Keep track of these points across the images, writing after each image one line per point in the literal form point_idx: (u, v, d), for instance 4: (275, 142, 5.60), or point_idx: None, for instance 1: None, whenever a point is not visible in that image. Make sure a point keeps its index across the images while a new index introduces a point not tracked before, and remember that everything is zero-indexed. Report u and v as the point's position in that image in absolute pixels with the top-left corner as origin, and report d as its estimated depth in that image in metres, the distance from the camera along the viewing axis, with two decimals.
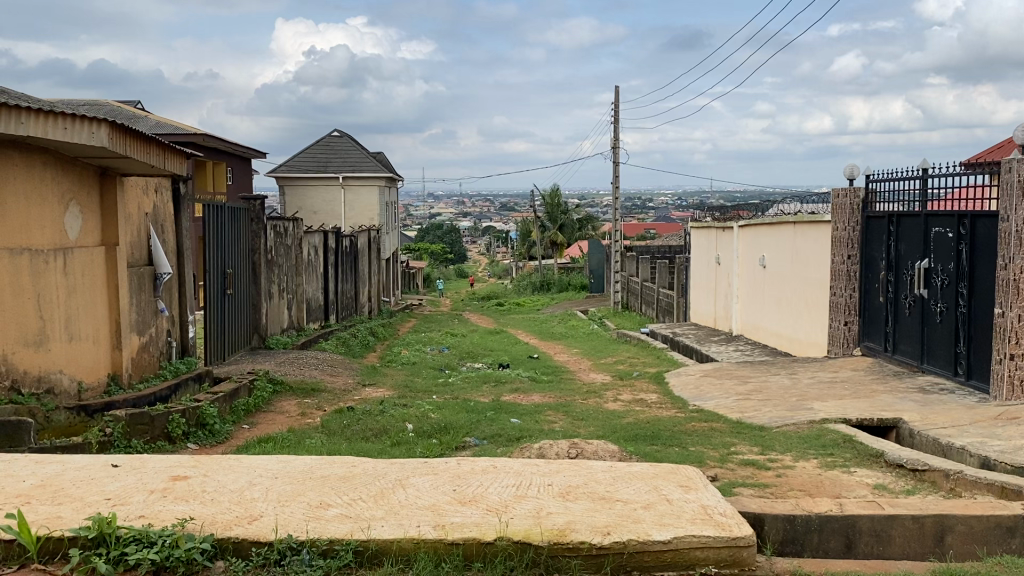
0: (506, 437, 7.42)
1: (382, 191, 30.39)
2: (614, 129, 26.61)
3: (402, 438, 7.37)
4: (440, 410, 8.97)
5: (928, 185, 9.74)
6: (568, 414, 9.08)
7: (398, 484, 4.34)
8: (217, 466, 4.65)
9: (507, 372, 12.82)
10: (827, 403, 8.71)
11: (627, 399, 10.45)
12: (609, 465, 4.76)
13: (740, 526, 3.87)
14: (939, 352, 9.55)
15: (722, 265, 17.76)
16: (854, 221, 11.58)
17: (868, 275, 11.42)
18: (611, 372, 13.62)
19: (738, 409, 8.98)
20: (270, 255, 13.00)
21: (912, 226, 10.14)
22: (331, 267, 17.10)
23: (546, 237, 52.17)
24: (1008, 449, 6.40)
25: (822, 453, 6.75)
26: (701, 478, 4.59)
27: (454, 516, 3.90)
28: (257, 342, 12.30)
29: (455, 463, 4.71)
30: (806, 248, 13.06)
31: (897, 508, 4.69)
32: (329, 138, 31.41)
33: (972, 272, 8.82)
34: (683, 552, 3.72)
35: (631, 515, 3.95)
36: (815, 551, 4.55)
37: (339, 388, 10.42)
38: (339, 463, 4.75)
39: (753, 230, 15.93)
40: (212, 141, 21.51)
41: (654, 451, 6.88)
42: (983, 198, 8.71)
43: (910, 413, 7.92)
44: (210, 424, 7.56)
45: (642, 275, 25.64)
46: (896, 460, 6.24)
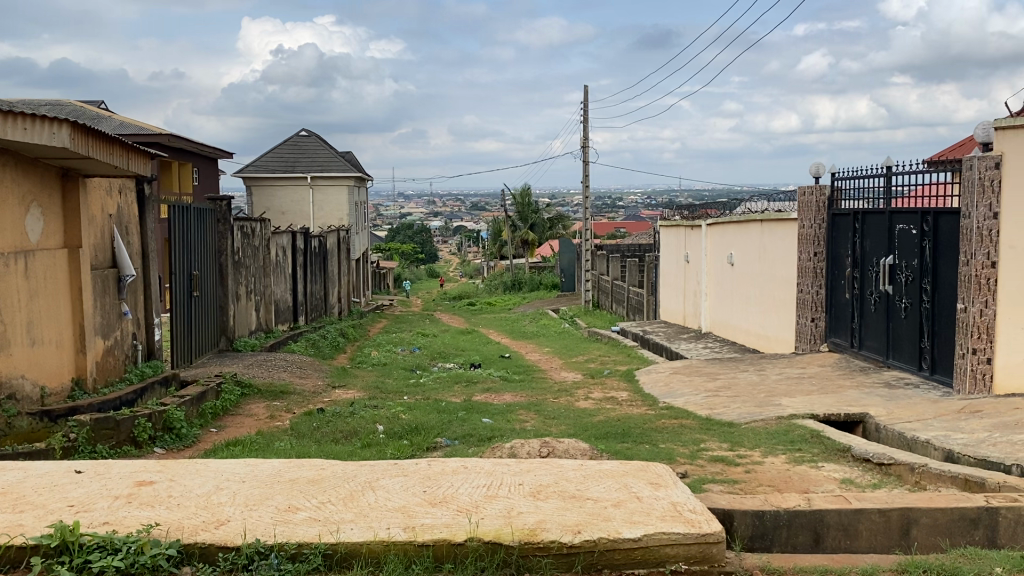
0: (477, 438, 7.39)
1: (352, 191, 30.16)
2: (584, 128, 26.57)
3: (372, 440, 7.33)
4: (411, 411, 8.90)
5: (891, 183, 9.86)
6: (539, 413, 9.07)
7: (367, 486, 4.30)
8: (184, 471, 4.59)
9: (478, 372, 12.75)
10: (795, 400, 8.78)
11: (598, 397, 10.47)
12: (580, 463, 4.77)
13: (709, 522, 3.89)
14: (904, 346, 9.69)
15: (692, 263, 17.87)
16: (820, 220, 11.67)
17: (834, 271, 11.54)
18: (582, 371, 13.67)
19: (707, 406, 9.05)
20: (238, 256, 12.86)
21: (877, 224, 10.27)
22: (300, 267, 16.94)
23: (517, 237, 52.08)
24: (972, 441, 6.51)
25: (789, 448, 6.81)
26: (671, 475, 4.60)
27: (425, 517, 3.87)
28: (225, 344, 12.18)
29: (426, 464, 4.69)
30: (773, 247, 13.17)
31: (864, 502, 4.72)
32: (297, 138, 31.12)
33: (935, 267, 8.95)
34: (653, 550, 3.73)
35: (602, 514, 3.95)
36: (783, 545, 4.59)
37: (308, 389, 10.35)
38: (307, 466, 4.71)
39: (721, 228, 16.07)
40: (178, 140, 21.20)
41: (626, 448, 6.91)
42: (945, 195, 8.83)
43: (876, 407, 8.02)
44: (178, 427, 7.46)
45: (613, 274, 25.68)
46: (862, 454, 6.33)
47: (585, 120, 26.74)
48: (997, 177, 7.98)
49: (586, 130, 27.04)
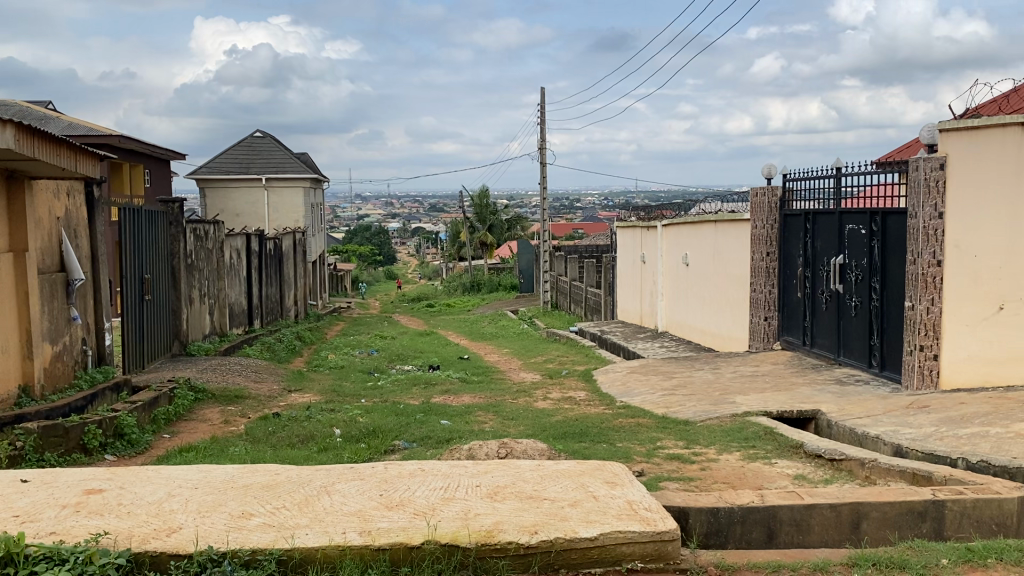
0: (436, 439, 7.37)
1: (307, 192, 29.88)
2: (541, 129, 26.66)
3: (328, 444, 7.26)
4: (369, 414, 8.84)
5: (841, 184, 10.05)
6: (498, 415, 9.06)
7: (322, 491, 4.26)
8: (134, 478, 4.51)
9: (436, 374, 12.71)
10: (749, 397, 8.89)
11: (557, 397, 10.51)
12: (537, 464, 4.78)
13: (664, 520, 3.93)
14: (855, 344, 9.88)
15: (648, 263, 18.04)
16: (772, 220, 11.85)
17: (786, 271, 11.73)
18: (541, 371, 13.71)
19: (664, 404, 9.12)
20: (191, 259, 12.66)
21: (827, 224, 10.45)
22: (255, 270, 16.73)
23: (475, 238, 52.07)
24: (920, 436, 6.66)
25: (744, 445, 6.91)
26: (627, 474, 4.64)
27: (381, 521, 3.85)
28: (178, 349, 11.98)
29: (383, 468, 4.66)
30: (728, 247, 13.33)
31: (815, 497, 4.79)
32: (251, 138, 30.75)
33: (884, 266, 9.14)
34: (609, 549, 3.76)
35: (558, 514, 3.97)
36: (738, 542, 4.64)
37: (263, 394, 10.23)
38: (261, 471, 4.65)
39: (676, 229, 16.24)
40: (128, 141, 20.79)
41: (583, 448, 6.94)
42: (892, 195, 9.02)
43: (827, 404, 8.17)
44: (129, 433, 7.32)
45: (571, 275, 25.81)
46: (814, 450, 6.45)
47: (542, 121, 26.82)
48: (942, 177, 8.17)
49: (543, 132, 27.12)
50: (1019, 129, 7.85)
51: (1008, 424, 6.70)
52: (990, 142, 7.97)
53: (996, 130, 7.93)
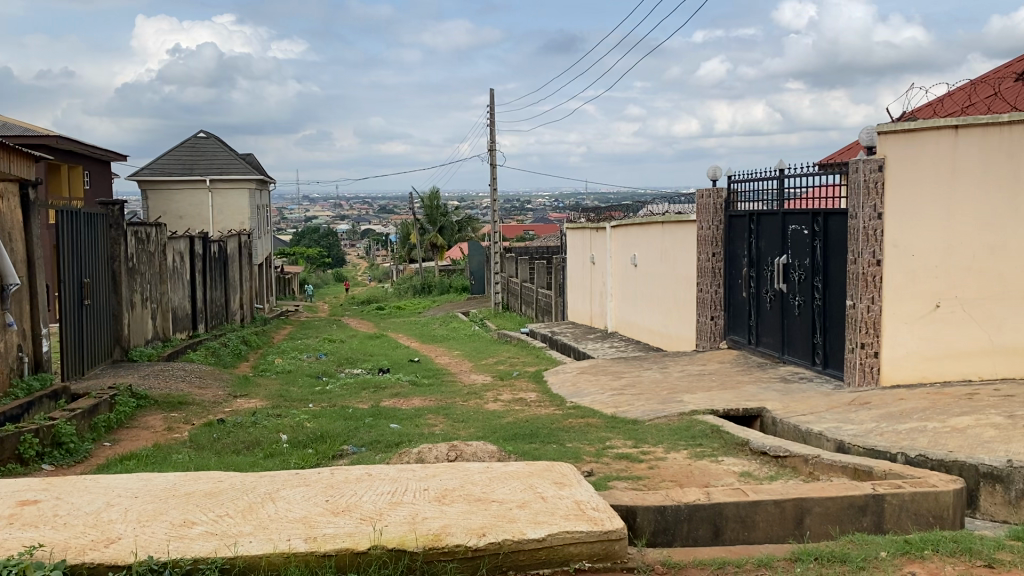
0: (385, 443, 7.32)
1: (253, 194, 29.44)
2: (491, 131, 26.66)
3: (275, 450, 7.15)
4: (316, 419, 8.72)
5: (784, 185, 10.23)
6: (448, 417, 9.03)
7: (267, 498, 4.19)
8: (70, 488, 4.38)
9: (386, 377, 12.62)
10: (696, 396, 9.00)
11: (507, 399, 10.51)
12: (485, 466, 4.78)
13: (612, 519, 3.96)
14: (798, 342, 10.07)
15: (597, 264, 18.16)
16: (717, 221, 12.01)
17: (731, 271, 11.91)
18: (491, 373, 13.70)
19: (613, 404, 9.17)
20: (132, 262, 12.37)
21: (771, 224, 10.63)
22: (199, 273, 16.41)
23: (425, 240, 51.85)
24: (861, 431, 6.82)
25: (691, 443, 6.99)
26: (575, 474, 4.65)
27: (327, 527, 3.80)
28: (119, 354, 11.70)
29: (329, 473, 4.60)
30: (675, 248, 13.49)
31: (760, 494, 4.86)
32: (195, 138, 30.18)
33: (826, 266, 9.34)
34: (557, 550, 3.77)
35: (506, 516, 3.96)
36: (685, 539, 4.69)
37: (208, 399, 10.04)
38: (204, 478, 4.56)
39: (624, 230, 16.37)
40: (66, 142, 20.24)
41: (533, 449, 6.95)
42: (834, 197, 9.21)
43: (772, 401, 8.31)
44: (68, 442, 7.12)
45: (522, 276, 25.88)
46: (759, 447, 6.56)
47: (491, 123, 26.84)
48: (880, 179, 8.34)
49: (493, 134, 27.12)
50: (952, 132, 8.11)
51: (944, 419, 6.89)
52: (925, 144, 8.20)
53: (931, 133, 8.16)
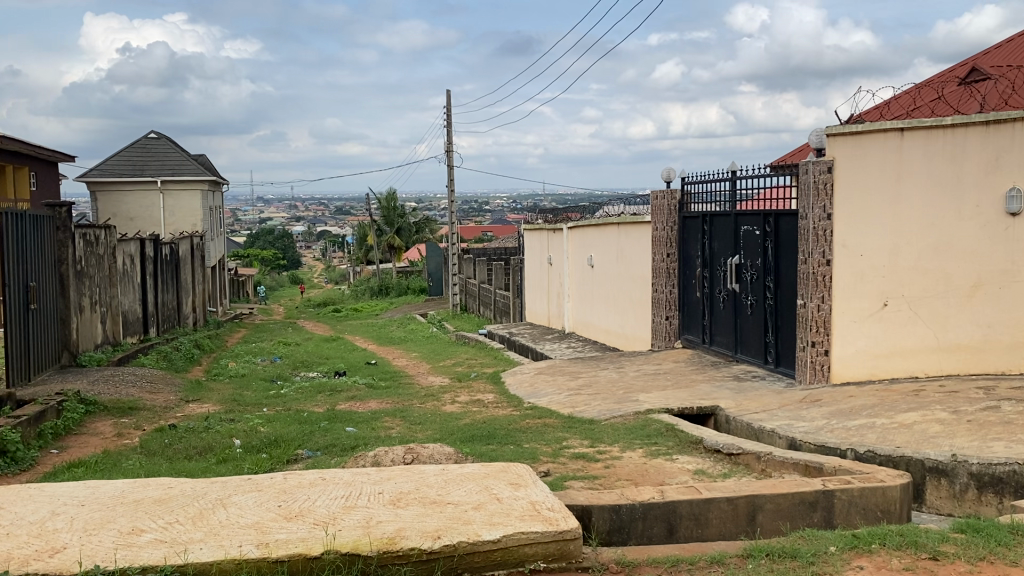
0: (340, 447, 7.26)
1: (206, 195, 29.00)
2: (448, 132, 26.62)
3: (228, 455, 7.05)
4: (270, 423, 8.62)
5: (736, 187, 10.36)
6: (404, 419, 8.99)
7: (218, 504, 4.13)
8: (14, 497, 4.27)
9: (342, 380, 12.51)
10: (652, 395, 9.08)
11: (464, 400, 10.50)
12: (441, 468, 4.76)
13: (566, 519, 3.98)
14: (751, 341, 10.22)
15: (554, 265, 18.24)
16: (672, 222, 12.12)
17: (686, 271, 12.03)
18: (448, 375, 13.66)
19: (570, 405, 9.21)
20: (80, 266, 12.10)
21: (723, 226, 10.77)
22: (150, 276, 16.11)
23: (383, 241, 51.54)
24: (812, 428, 6.94)
25: (646, 442, 7.05)
26: (530, 475, 4.66)
27: (279, 532, 3.76)
28: (68, 360, 11.44)
29: (282, 478, 4.55)
30: (630, 248, 13.59)
31: (713, 491, 4.91)
32: (145, 139, 29.64)
33: (778, 267, 9.49)
34: (512, 551, 3.77)
35: (462, 518, 3.95)
36: (639, 537, 4.73)
37: (159, 404, 9.86)
38: (154, 485, 4.48)
39: (581, 231, 16.45)
40: (11, 142, 19.74)
41: (490, 451, 6.96)
42: (784, 198, 9.35)
43: (725, 400, 8.42)
44: (13, 450, 6.94)
45: (480, 277, 25.87)
46: (713, 445, 6.65)
47: (449, 124, 26.78)
48: (829, 181, 8.52)
49: (451, 135, 27.06)
50: (898, 135, 8.29)
51: (892, 415, 7.04)
52: (872, 147, 8.38)
53: (878, 136, 8.35)
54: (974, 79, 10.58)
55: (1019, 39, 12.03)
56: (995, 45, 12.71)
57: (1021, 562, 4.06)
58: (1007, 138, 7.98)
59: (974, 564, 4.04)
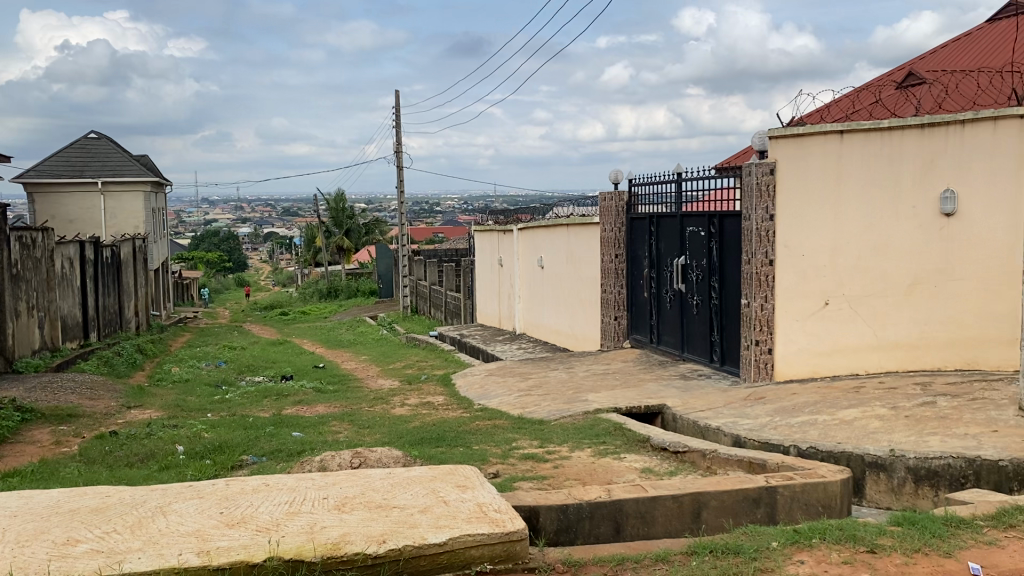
0: (287, 452, 7.17)
1: (149, 197, 28.39)
2: (398, 133, 26.48)
3: (171, 462, 6.91)
4: (214, 429, 8.47)
5: (681, 188, 10.49)
6: (353, 423, 8.92)
7: (158, 512, 4.05)
8: None
9: (289, 384, 12.35)
10: (600, 395, 9.15)
11: (413, 403, 10.45)
12: (387, 472, 4.73)
13: (513, 521, 3.98)
14: (696, 341, 10.37)
15: (505, 266, 18.27)
16: (620, 223, 12.24)
17: (633, 272, 12.15)
18: (398, 377, 13.59)
19: (520, 406, 9.22)
20: (16, 269, 11.75)
21: (669, 227, 10.91)
22: (90, 280, 15.72)
23: (332, 243, 51.04)
24: (756, 425, 7.06)
25: (594, 442, 7.10)
26: (478, 476, 4.65)
27: (221, 539, 3.69)
28: (3, 366, 11.10)
29: (224, 485, 4.48)
30: (579, 249, 13.68)
31: (659, 489, 4.96)
32: (84, 139, 28.92)
33: (722, 267, 9.65)
34: (458, 553, 3.76)
35: (408, 521, 3.93)
36: (587, 536, 4.76)
37: (99, 411, 9.63)
38: (91, 494, 4.37)
39: (530, 232, 16.51)
40: None
41: (439, 453, 6.94)
42: (728, 200, 9.51)
43: (672, 398, 8.52)
44: None
45: (430, 279, 25.80)
46: (659, 444, 6.73)
47: (398, 126, 26.64)
48: (772, 182, 8.68)
49: (400, 136, 26.91)
50: (838, 137, 8.48)
51: (833, 412, 7.20)
52: (813, 149, 8.56)
53: (819, 139, 8.54)
54: (911, 82, 10.87)
55: (953, 45, 12.38)
56: (931, 50, 13.07)
57: (954, 553, 4.18)
58: (941, 140, 8.20)
59: (909, 556, 4.14)
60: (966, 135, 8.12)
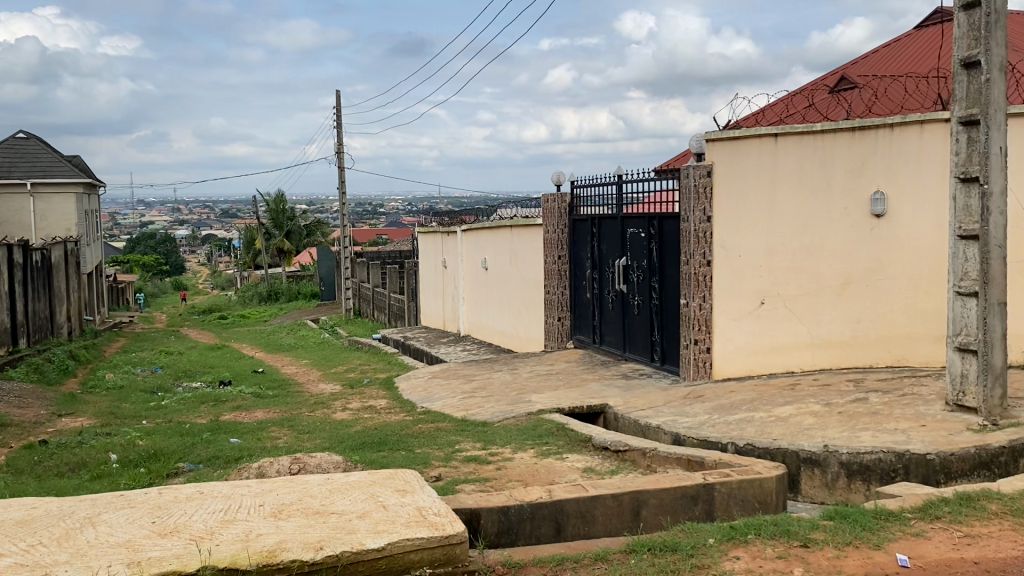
0: (224, 459, 7.04)
1: (81, 199, 27.63)
2: (340, 134, 26.23)
3: (103, 471, 6.73)
4: (149, 436, 8.27)
5: (622, 190, 10.59)
6: (293, 428, 8.80)
7: (87, 523, 3.94)
8: None
9: (228, 390, 12.13)
10: (543, 395, 9.19)
11: (355, 407, 10.35)
12: (325, 477, 4.68)
13: (452, 524, 3.97)
14: (638, 340, 10.47)
15: (449, 268, 18.22)
16: (562, 225, 12.31)
17: (576, 273, 12.23)
18: (340, 381, 13.45)
19: (463, 408, 9.21)
20: None
21: (611, 228, 11.01)
22: (18, 284, 15.22)
23: (272, 245, 50.31)
24: (695, 423, 7.17)
25: (537, 442, 7.13)
26: (418, 480, 4.63)
27: (152, 549, 3.61)
28: None
29: (157, 493, 4.38)
30: (523, 250, 13.72)
31: (599, 489, 5.00)
32: (12, 139, 28.02)
33: (662, 268, 9.76)
34: (397, 558, 3.74)
35: (346, 527, 3.89)
36: (528, 537, 4.77)
37: (28, 420, 9.32)
38: (16, 506, 4.23)
39: (474, 234, 16.50)
40: None
41: (380, 457, 6.89)
42: (668, 202, 9.64)
43: (614, 398, 8.60)
44: None
45: (374, 281, 25.61)
46: (601, 443, 6.78)
47: (340, 126, 26.39)
48: (709, 184, 8.85)
49: (342, 137, 26.65)
50: (772, 140, 8.67)
51: (769, 409, 7.35)
52: (748, 151, 8.73)
53: (754, 141, 8.71)
54: (843, 86, 11.15)
55: (884, 50, 12.73)
56: (863, 55, 13.41)
57: (883, 545, 4.30)
58: (871, 143, 8.40)
59: (841, 549, 4.25)
60: (895, 138, 8.33)
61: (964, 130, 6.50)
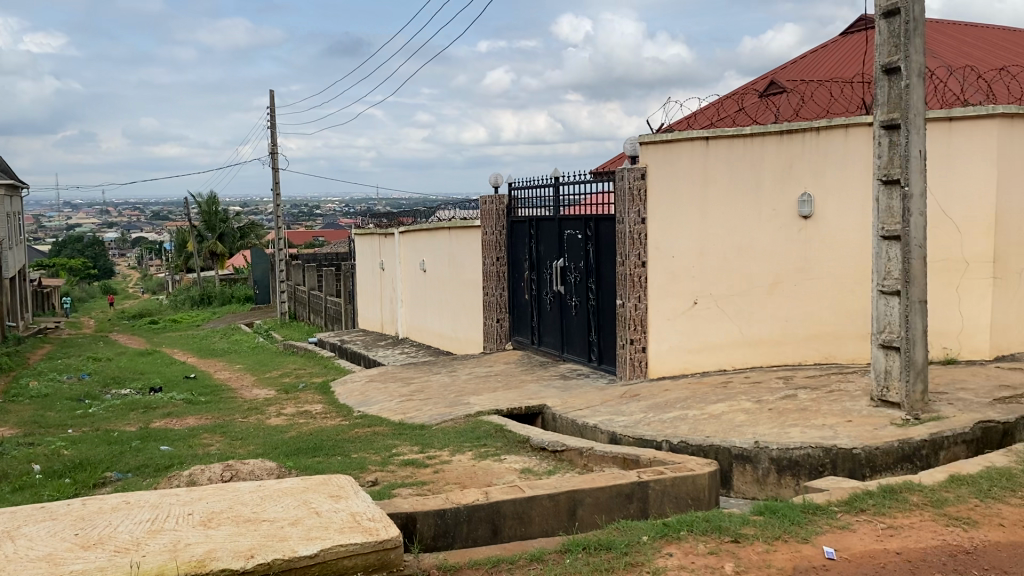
0: (153, 468, 6.87)
1: (3, 201, 26.67)
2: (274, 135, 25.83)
3: (24, 482, 6.50)
4: (74, 446, 8.02)
5: (558, 192, 10.65)
6: (225, 435, 8.63)
7: (4, 537, 3.80)
8: None
9: (159, 396, 11.84)
10: (482, 397, 9.19)
11: (291, 412, 10.20)
12: (257, 484, 4.60)
13: (386, 529, 3.94)
14: (575, 341, 10.56)
15: (387, 270, 18.10)
16: (500, 226, 12.33)
17: (514, 275, 12.27)
18: (275, 386, 13.25)
19: (401, 411, 9.15)
20: None
21: (548, 230, 11.07)
22: None
23: (205, 248, 49.28)
24: (631, 422, 7.25)
25: (475, 444, 7.12)
26: (352, 485, 4.58)
27: (74, 563, 3.50)
28: None
29: (80, 504, 4.25)
30: (461, 252, 13.72)
31: (536, 489, 5.02)
32: None
33: (598, 268, 9.88)
34: (330, 564, 3.70)
35: (278, 534, 3.83)
36: (465, 540, 4.77)
37: None
38: None
39: (412, 236, 16.42)
40: None
41: (315, 462, 6.80)
42: (603, 204, 9.75)
43: (552, 398, 8.64)
44: None
45: (310, 283, 25.28)
46: (539, 443, 6.82)
47: (275, 127, 25.98)
48: (643, 187, 9.10)
49: (276, 138, 26.24)
50: (704, 143, 8.86)
51: (703, 407, 7.48)
52: (680, 155, 8.94)
53: (686, 145, 8.91)
54: (773, 90, 11.40)
55: (812, 55, 13.05)
56: (792, 60, 13.74)
57: (811, 538, 4.41)
58: (799, 146, 8.54)
59: (770, 543, 4.35)
60: (821, 141, 8.45)
61: (886, 134, 6.71)
